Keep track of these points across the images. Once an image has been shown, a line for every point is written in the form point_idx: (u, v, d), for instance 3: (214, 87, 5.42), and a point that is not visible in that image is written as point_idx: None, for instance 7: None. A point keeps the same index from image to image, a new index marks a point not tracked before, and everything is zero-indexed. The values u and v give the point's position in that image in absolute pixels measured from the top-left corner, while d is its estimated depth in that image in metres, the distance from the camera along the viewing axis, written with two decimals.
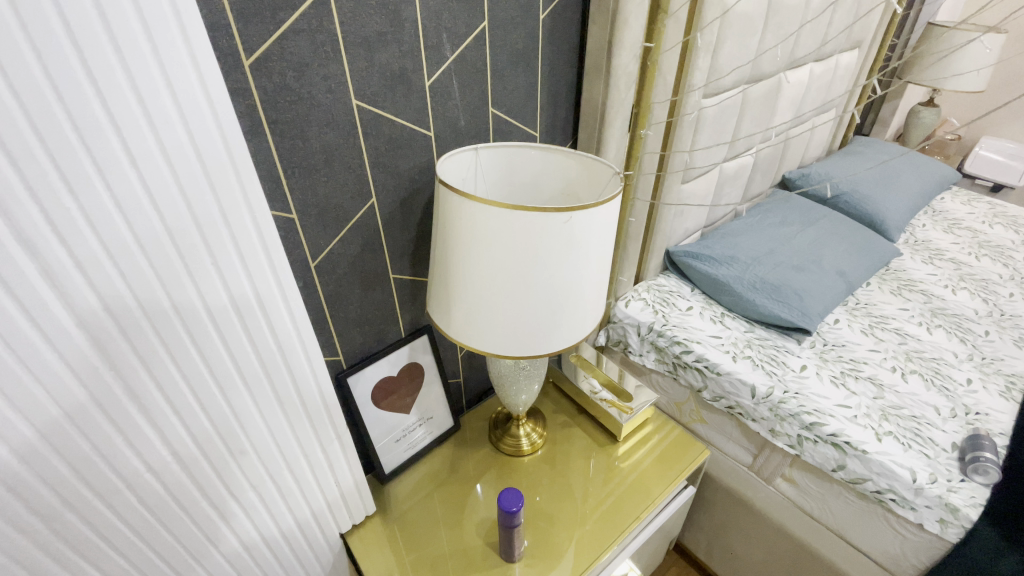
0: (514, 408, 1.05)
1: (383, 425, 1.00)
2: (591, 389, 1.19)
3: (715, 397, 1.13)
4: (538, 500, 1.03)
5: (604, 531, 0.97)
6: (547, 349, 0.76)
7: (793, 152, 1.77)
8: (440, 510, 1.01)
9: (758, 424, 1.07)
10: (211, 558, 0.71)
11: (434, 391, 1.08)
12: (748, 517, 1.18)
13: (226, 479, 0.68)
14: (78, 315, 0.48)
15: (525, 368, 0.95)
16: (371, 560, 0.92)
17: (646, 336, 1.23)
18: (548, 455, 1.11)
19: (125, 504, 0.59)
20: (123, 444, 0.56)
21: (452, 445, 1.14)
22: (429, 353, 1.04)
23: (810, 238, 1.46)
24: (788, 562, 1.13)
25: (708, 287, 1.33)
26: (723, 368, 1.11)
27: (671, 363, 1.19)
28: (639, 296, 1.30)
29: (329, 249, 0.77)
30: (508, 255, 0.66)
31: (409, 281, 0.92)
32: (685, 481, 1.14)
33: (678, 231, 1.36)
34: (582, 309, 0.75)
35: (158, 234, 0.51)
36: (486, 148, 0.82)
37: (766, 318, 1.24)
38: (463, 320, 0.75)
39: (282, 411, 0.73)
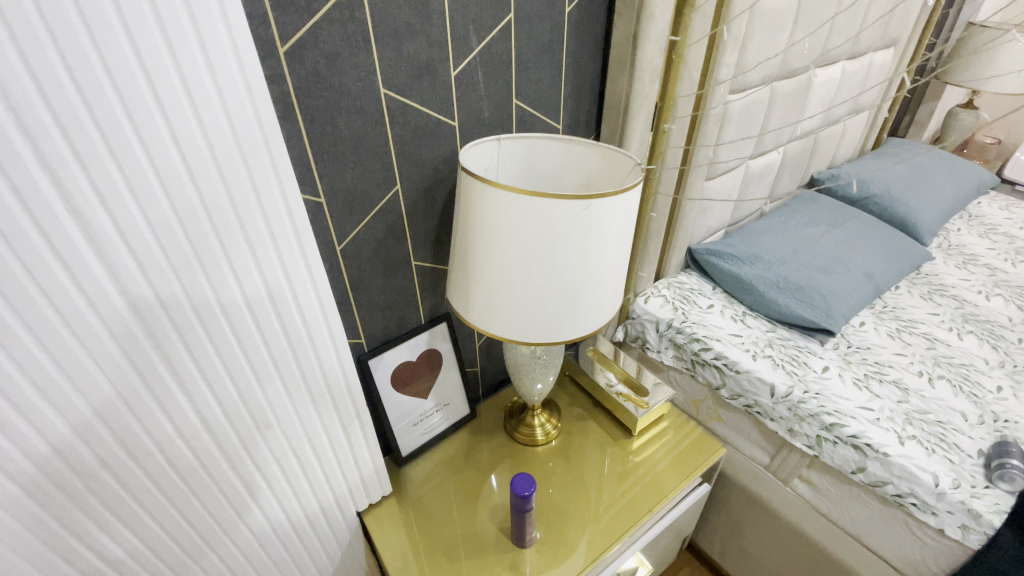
0: (529, 397, 1.06)
1: (401, 409, 1.03)
2: (607, 383, 1.19)
3: (733, 395, 1.12)
4: (551, 492, 1.03)
5: (616, 525, 0.97)
6: (565, 338, 0.77)
7: (822, 152, 1.74)
8: (454, 495, 1.03)
9: (776, 423, 1.06)
10: (235, 527, 0.74)
11: (451, 379, 1.10)
12: (763, 518, 1.16)
13: (252, 450, 0.71)
14: (121, 284, 0.52)
15: (542, 358, 0.96)
16: (387, 541, 0.94)
17: (665, 333, 1.23)
18: (563, 447, 1.12)
19: (156, 467, 0.62)
20: (157, 408, 0.59)
21: (467, 432, 1.15)
22: (448, 340, 1.05)
23: (838, 239, 1.44)
24: (804, 566, 1.11)
25: (730, 286, 1.32)
26: (743, 367, 1.10)
27: (689, 360, 1.19)
28: (659, 292, 1.29)
29: (354, 233, 0.79)
30: (528, 241, 0.67)
31: (430, 269, 0.94)
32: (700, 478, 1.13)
33: (701, 229, 1.35)
34: (601, 299, 0.76)
35: (198, 212, 0.54)
36: (508, 139, 0.83)
37: (788, 318, 1.22)
38: (482, 306, 0.77)
39: (306, 388, 0.75)
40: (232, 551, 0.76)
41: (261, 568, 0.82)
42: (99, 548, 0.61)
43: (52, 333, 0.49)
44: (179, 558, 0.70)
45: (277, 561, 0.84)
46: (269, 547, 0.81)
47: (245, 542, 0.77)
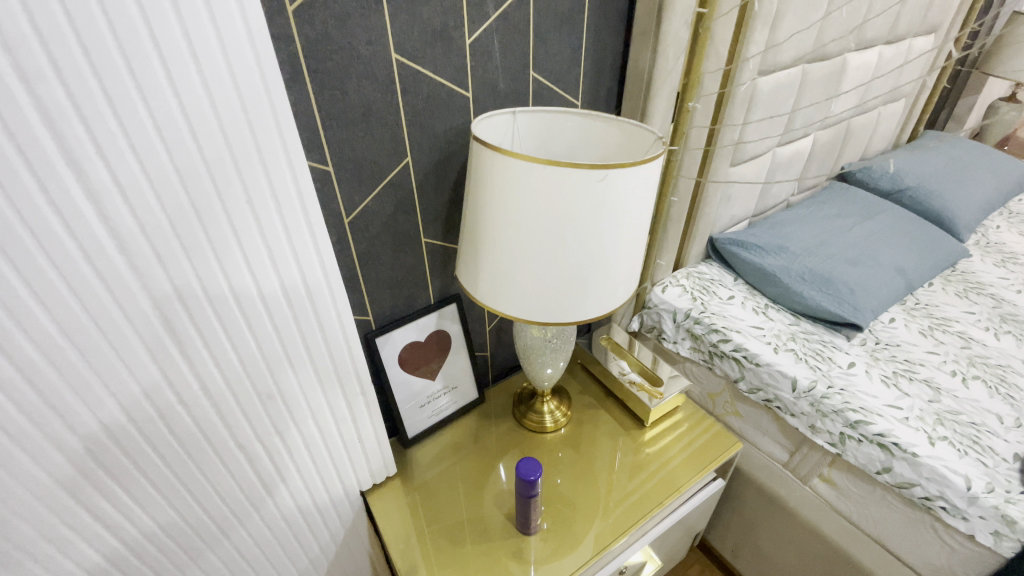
0: (539, 383, 1.03)
1: (409, 389, 1.01)
2: (620, 371, 1.15)
3: (752, 389, 1.07)
4: (559, 482, 1.00)
5: (625, 517, 0.94)
6: (577, 318, 0.74)
7: (854, 143, 1.67)
8: (460, 480, 1.01)
9: (796, 419, 1.01)
10: (237, 499, 0.74)
11: (460, 362, 1.08)
12: (778, 518, 1.11)
13: (254, 421, 0.70)
14: (120, 242, 0.50)
15: (553, 342, 0.93)
16: (390, 522, 0.93)
17: (682, 323, 1.17)
18: (572, 436, 1.09)
19: (156, 432, 0.61)
20: (157, 372, 0.58)
21: (476, 417, 1.13)
22: (457, 322, 1.03)
23: (868, 232, 1.37)
24: (821, 568, 1.06)
25: (752, 278, 1.27)
26: (763, 359, 1.04)
27: (707, 352, 1.13)
28: (678, 282, 1.24)
29: (363, 206, 0.78)
30: (539, 214, 0.64)
31: (440, 247, 0.92)
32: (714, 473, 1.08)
33: (724, 217, 1.30)
34: (616, 279, 0.73)
35: (199, 170, 0.52)
36: (523, 112, 0.80)
37: (813, 311, 1.17)
38: (491, 283, 0.74)
39: (310, 360, 0.74)
40: (234, 523, 0.75)
41: (263, 542, 0.81)
42: (99, 513, 0.60)
43: (49, 287, 0.47)
44: (180, 528, 0.69)
45: (278, 537, 0.83)
46: (271, 522, 0.80)
47: (247, 514, 0.76)
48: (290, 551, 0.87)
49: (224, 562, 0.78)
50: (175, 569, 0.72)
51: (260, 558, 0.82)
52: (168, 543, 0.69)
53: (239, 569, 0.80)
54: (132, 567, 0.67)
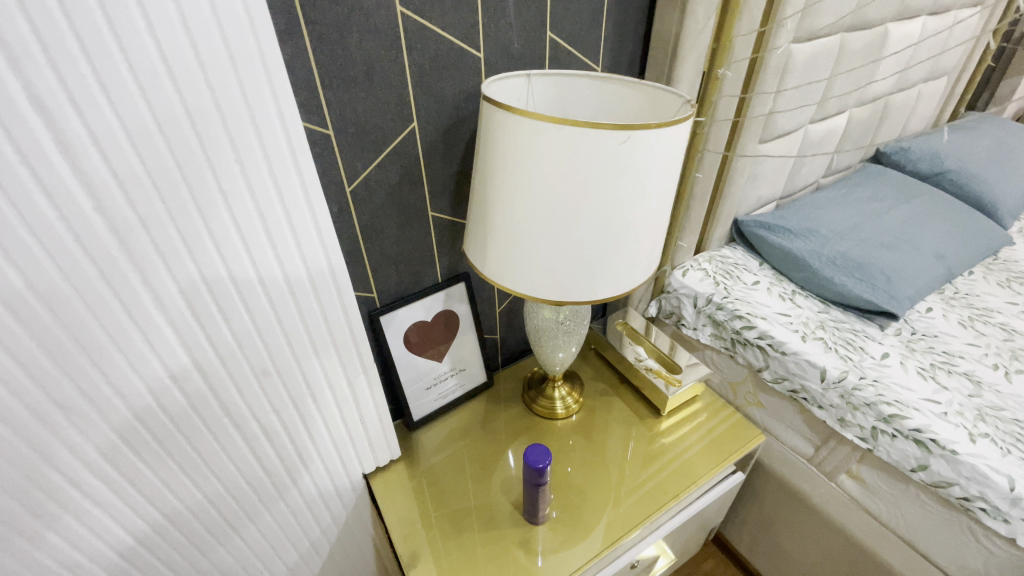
0: (551, 367, 0.98)
1: (415, 370, 0.97)
2: (636, 357, 1.08)
3: (776, 378, 1.00)
4: (569, 470, 0.96)
5: (638, 508, 0.90)
6: (591, 297, 0.69)
7: (890, 122, 1.57)
8: (467, 466, 0.97)
9: (824, 412, 0.94)
10: (235, 479, 0.71)
11: (468, 344, 1.03)
12: (800, 514, 1.05)
13: (250, 399, 0.67)
14: (97, 201, 0.46)
15: (566, 324, 0.88)
16: (395, 506, 0.90)
17: (703, 309, 1.10)
18: (584, 423, 1.05)
19: (145, 408, 0.57)
20: (144, 345, 0.55)
21: (484, 401, 1.09)
22: (466, 302, 0.98)
23: (906, 215, 1.28)
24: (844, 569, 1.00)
25: (779, 262, 1.20)
26: (790, 348, 0.97)
27: (728, 339, 1.06)
28: (699, 265, 1.17)
29: (366, 174, 0.73)
30: (554, 180, 0.59)
31: (449, 223, 0.87)
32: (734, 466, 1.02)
33: (750, 198, 1.23)
34: (635, 256, 0.68)
35: (182, 123, 0.48)
36: (539, 75, 0.74)
37: (844, 298, 1.10)
38: (500, 259, 0.69)
39: (309, 336, 0.70)
40: (233, 504, 0.73)
41: (263, 524, 0.79)
42: (91, 491, 0.57)
43: (22, 249, 0.44)
44: (176, 509, 0.66)
45: (280, 519, 0.80)
46: (271, 504, 0.77)
47: (245, 495, 0.73)
48: (291, 534, 0.84)
49: (225, 544, 0.75)
50: (174, 551, 0.69)
51: (261, 541, 0.80)
52: (165, 525, 0.66)
53: (240, 551, 0.78)
54: (128, 548, 0.64)
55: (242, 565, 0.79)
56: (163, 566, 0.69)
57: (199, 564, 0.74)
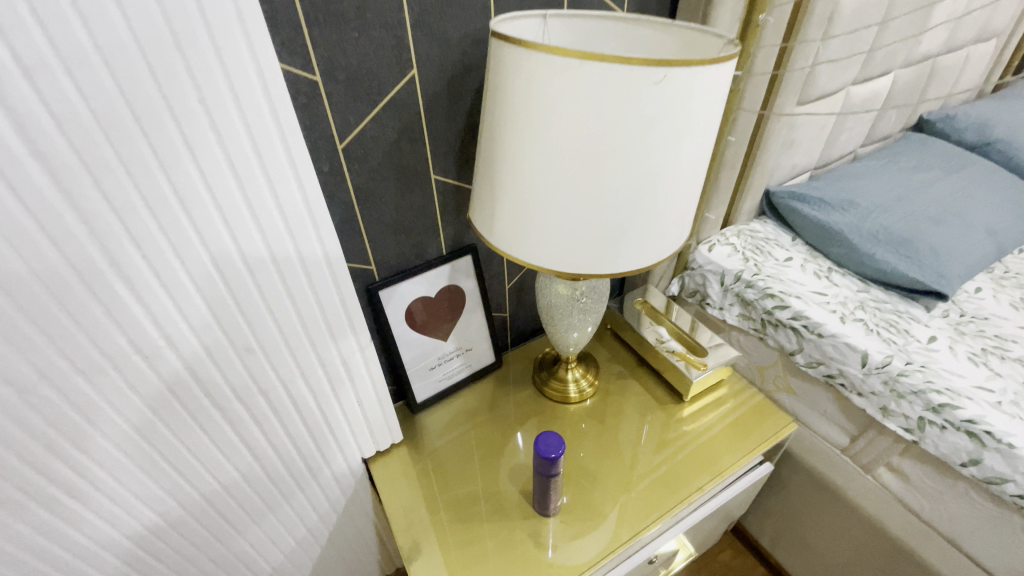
0: (564, 349, 0.90)
1: (418, 349, 0.90)
2: (658, 338, 0.99)
3: (810, 363, 0.91)
4: (582, 458, 0.89)
5: (655, 500, 0.83)
6: (614, 270, 0.61)
7: (935, 87, 1.44)
8: (473, 451, 0.91)
9: (864, 400, 0.85)
10: (219, 465, 0.65)
11: (476, 322, 0.96)
12: (830, 510, 0.96)
13: (233, 380, 0.61)
14: (36, 148, 0.40)
15: (581, 301, 0.79)
16: (394, 492, 0.85)
17: (730, 287, 1.01)
18: (598, 407, 0.97)
19: (112, 386, 0.52)
20: (106, 317, 0.49)
21: (492, 382, 1.03)
22: (473, 279, 0.90)
23: (954, 187, 1.17)
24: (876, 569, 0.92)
25: (813, 238, 1.11)
26: (828, 330, 0.88)
27: (758, 320, 0.97)
28: (727, 240, 1.08)
29: (360, 129, 0.64)
30: (573, 129, 0.50)
31: (454, 188, 0.78)
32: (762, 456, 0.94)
33: (784, 167, 1.13)
34: (664, 224, 0.60)
35: (133, 59, 0.41)
36: (557, 17, 0.65)
37: (886, 276, 1.01)
38: (509, 225, 0.62)
39: (297, 313, 0.63)
40: (220, 492, 0.68)
41: (256, 511, 0.74)
42: (58, 477, 0.52)
43: None
44: (155, 494, 0.61)
45: (274, 506, 0.76)
46: (262, 490, 0.73)
47: (233, 482, 0.68)
48: (287, 520, 0.80)
49: (214, 532, 0.71)
50: (157, 539, 0.65)
51: (254, 528, 0.75)
52: (146, 511, 0.62)
53: (231, 538, 0.74)
54: (105, 535, 0.60)
55: (234, 552, 0.75)
56: (147, 555, 0.65)
57: (186, 554, 0.69)
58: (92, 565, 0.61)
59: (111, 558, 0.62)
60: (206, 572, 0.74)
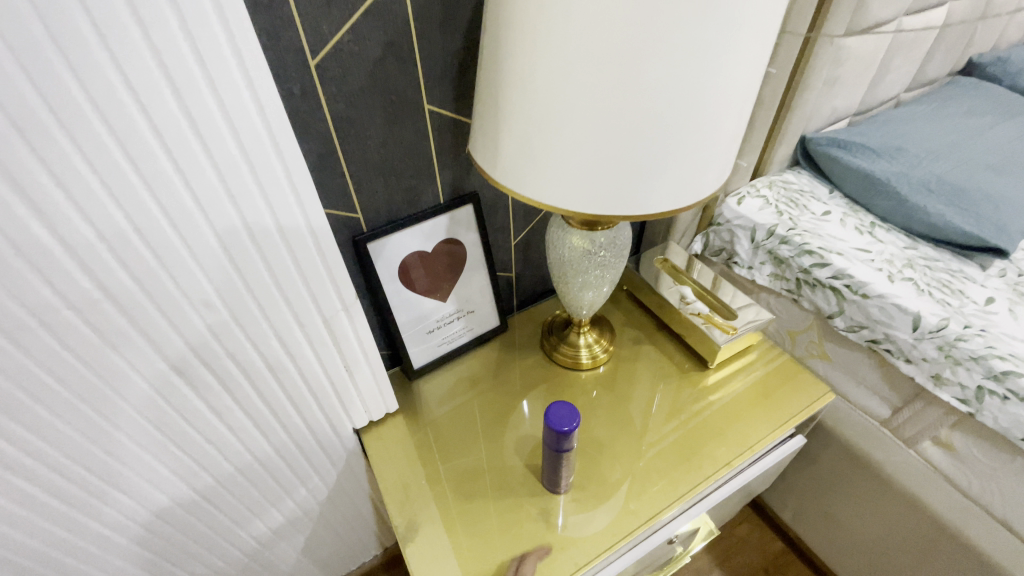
0: (576, 312, 0.80)
1: (414, 311, 0.81)
2: (681, 299, 0.88)
3: (851, 327, 0.81)
4: (594, 430, 0.81)
5: (675, 478, 0.75)
6: (647, 212, 0.51)
7: (987, 26, 1.30)
8: (476, 422, 0.83)
9: (913, 368, 0.76)
10: (181, 432, 0.58)
11: (479, 282, 0.86)
12: (862, 488, 0.88)
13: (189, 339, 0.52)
14: None
15: (599, 257, 0.68)
16: (388, 466, 0.77)
17: (761, 243, 0.91)
18: (612, 376, 0.89)
19: (42, 347, 0.43)
20: (23, 265, 0.39)
21: (496, 348, 0.94)
22: (475, 232, 0.80)
23: (1013, 134, 1.05)
24: (910, 553, 0.84)
25: (855, 189, 1.00)
26: (874, 290, 0.78)
27: (792, 281, 0.87)
28: (758, 192, 0.96)
29: (337, 42, 0.53)
30: (605, 17, 0.40)
31: (451, 122, 0.67)
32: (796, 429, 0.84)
33: (823, 111, 1.01)
34: (708, 154, 0.50)
35: None
36: None
37: (938, 231, 0.90)
38: (519, 156, 0.51)
39: (267, 269, 0.53)
40: (181, 458, 0.61)
41: (227, 479, 0.67)
42: None
43: None
44: (101, 462, 0.54)
45: (248, 474, 0.69)
46: (234, 457, 0.66)
47: (198, 450, 0.62)
48: (266, 488, 0.73)
49: (180, 502, 0.65)
50: (110, 507, 0.59)
51: (227, 496, 0.69)
52: (94, 480, 0.55)
53: (199, 507, 0.67)
54: (47, 505, 0.53)
55: (204, 520, 0.69)
56: (98, 523, 0.59)
57: (146, 521, 0.63)
58: (33, 536, 0.54)
59: (52, 526, 0.55)
60: (172, 538, 0.68)
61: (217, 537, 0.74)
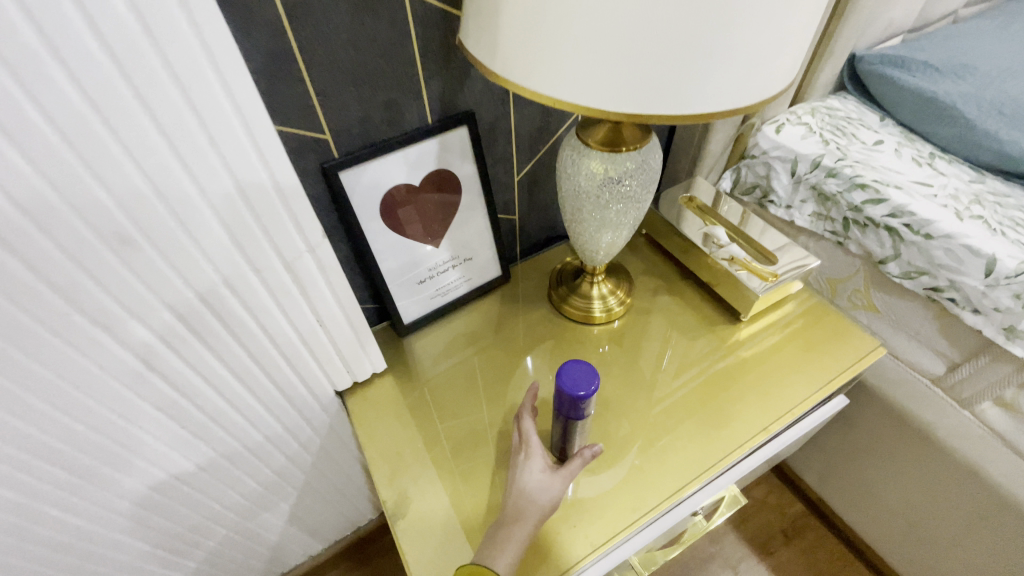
0: (590, 258, 0.69)
1: (401, 258, 0.70)
2: (714, 242, 0.77)
3: (907, 273, 0.70)
4: (610, 392, 0.72)
5: (702, 446, 0.66)
6: (697, 112, 0.40)
7: None
8: (476, 383, 0.74)
9: (980, 320, 0.65)
10: (113, 392, 0.49)
11: (477, 223, 0.74)
12: (906, 456, 0.79)
13: (103, 280, 0.41)
14: None
15: (621, 187, 0.56)
16: (375, 431, 0.68)
17: (803, 178, 0.78)
18: (629, 331, 0.78)
19: None
20: None
21: (498, 300, 0.83)
22: (471, 163, 0.67)
23: None
24: (957, 526, 0.76)
25: (910, 115, 0.86)
26: (939, 229, 0.66)
27: (838, 221, 0.76)
28: (800, 118, 0.83)
29: None
30: None
31: (438, 18, 0.54)
32: (841, 394, 0.74)
33: (879, 22, 0.87)
34: (781, 36, 0.38)
35: None
36: None
37: (1011, 161, 0.77)
38: (527, 39, 0.39)
39: (204, 199, 0.42)
40: (118, 423, 0.51)
41: (184, 445, 0.59)
42: None
43: None
44: (23, 432, 0.46)
45: (210, 439, 0.60)
46: (190, 422, 0.57)
47: (140, 414, 0.52)
48: (235, 456, 0.65)
49: (132, 472, 0.57)
50: (46, 482, 0.51)
51: (187, 463, 0.61)
52: (10, 450, 0.46)
53: (153, 475, 0.59)
54: None
55: (161, 489, 0.61)
56: (22, 496, 0.50)
57: (91, 493, 0.56)
58: None
59: None
60: (132, 513, 0.61)
61: (187, 510, 0.67)
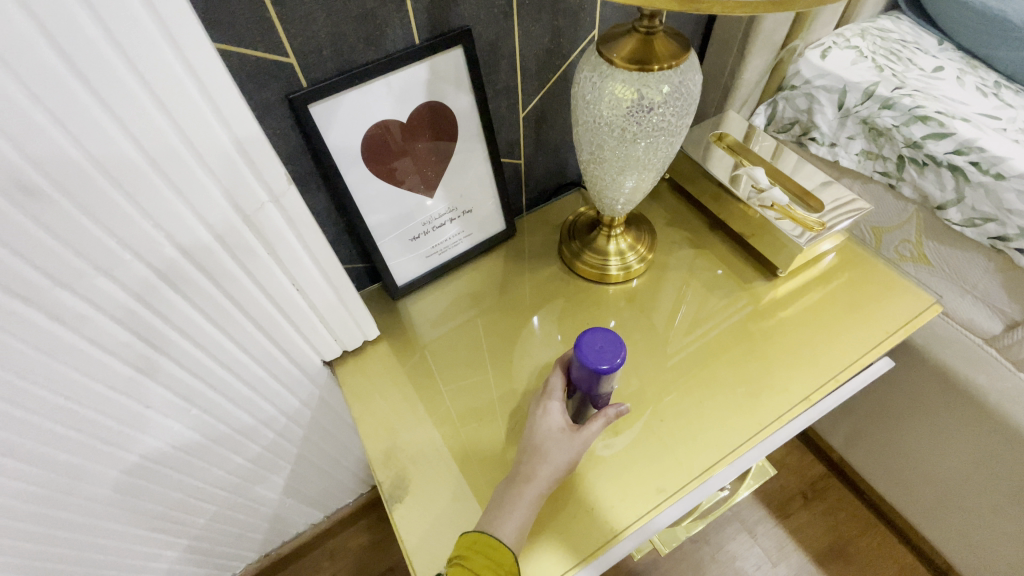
0: (608, 207, 0.60)
1: (390, 211, 0.61)
2: (753, 185, 0.68)
3: (970, 219, 0.62)
4: (631, 358, 0.65)
5: (734, 417, 0.59)
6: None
7: None
8: (481, 348, 0.67)
9: None
10: (50, 372, 0.41)
11: (477, 169, 0.65)
12: (954, 423, 0.72)
13: (2, 238, 0.32)
14: None
15: (651, 116, 0.46)
16: (369, 402, 0.62)
17: (852, 111, 0.68)
18: (650, 289, 0.71)
19: None
20: None
21: (504, 257, 0.74)
22: (468, 95, 0.57)
23: None
24: (1004, 497, 0.71)
25: (974, 38, 0.74)
26: (1014, 168, 0.57)
27: (892, 159, 0.67)
28: (850, 41, 0.71)
29: None
30: None
31: None
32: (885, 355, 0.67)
33: None
34: None
35: None
36: None
37: None
38: None
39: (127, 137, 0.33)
40: (64, 405, 0.44)
41: (152, 425, 0.52)
42: None
43: None
44: None
45: (184, 418, 0.54)
46: (157, 400, 0.50)
47: (93, 394, 0.46)
48: (214, 433, 0.59)
49: (98, 458, 0.51)
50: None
51: (158, 444, 0.55)
52: None
53: (121, 458, 0.53)
54: None
55: (132, 473, 0.55)
56: None
57: (51, 484, 0.49)
58: None
59: None
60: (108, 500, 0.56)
61: (171, 492, 0.62)
